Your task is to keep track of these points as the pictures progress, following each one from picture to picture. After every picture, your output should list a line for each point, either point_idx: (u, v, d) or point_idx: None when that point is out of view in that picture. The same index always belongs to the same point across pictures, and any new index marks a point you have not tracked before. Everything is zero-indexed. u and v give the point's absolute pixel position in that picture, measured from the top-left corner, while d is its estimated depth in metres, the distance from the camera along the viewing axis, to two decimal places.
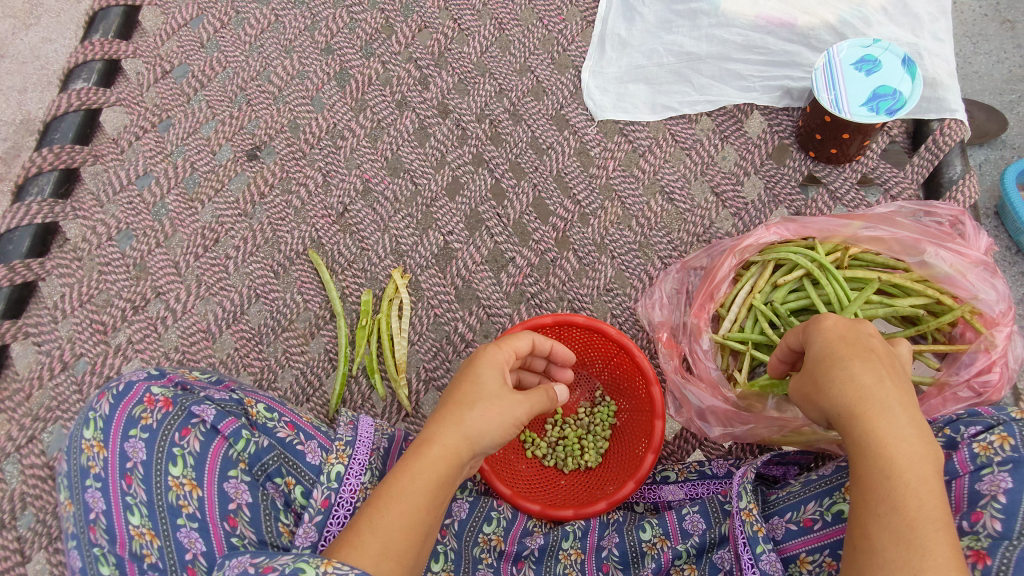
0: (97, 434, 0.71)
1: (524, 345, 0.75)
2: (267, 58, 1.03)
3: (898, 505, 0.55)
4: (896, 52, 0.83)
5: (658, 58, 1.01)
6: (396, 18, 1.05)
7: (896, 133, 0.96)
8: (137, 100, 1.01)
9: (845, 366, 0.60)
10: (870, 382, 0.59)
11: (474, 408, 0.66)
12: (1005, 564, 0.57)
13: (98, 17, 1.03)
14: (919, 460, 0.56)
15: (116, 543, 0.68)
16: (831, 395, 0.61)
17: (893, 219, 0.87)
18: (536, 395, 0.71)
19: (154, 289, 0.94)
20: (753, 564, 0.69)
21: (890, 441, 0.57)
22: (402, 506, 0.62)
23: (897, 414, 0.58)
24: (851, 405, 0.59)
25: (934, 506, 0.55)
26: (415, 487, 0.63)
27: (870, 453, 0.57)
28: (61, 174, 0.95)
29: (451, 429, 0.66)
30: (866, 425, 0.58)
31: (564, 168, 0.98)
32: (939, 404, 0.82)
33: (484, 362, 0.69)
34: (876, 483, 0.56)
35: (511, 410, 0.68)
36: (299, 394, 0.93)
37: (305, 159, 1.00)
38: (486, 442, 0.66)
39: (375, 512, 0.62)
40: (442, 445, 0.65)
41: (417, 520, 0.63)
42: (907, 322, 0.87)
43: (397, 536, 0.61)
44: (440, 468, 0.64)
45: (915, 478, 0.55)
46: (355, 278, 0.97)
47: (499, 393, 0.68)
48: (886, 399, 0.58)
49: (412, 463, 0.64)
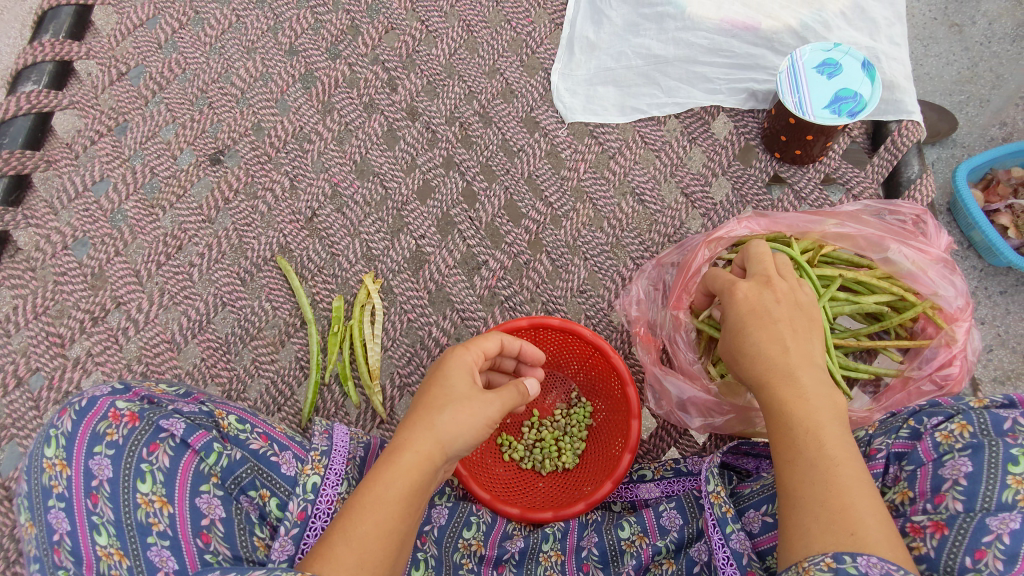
0: (59, 452, 0.68)
1: (493, 346, 0.74)
2: (228, 59, 1.01)
3: (804, 454, 0.60)
4: (855, 56, 0.86)
5: (626, 61, 1.02)
6: (361, 19, 1.04)
7: (857, 134, 0.99)
8: (91, 103, 0.97)
9: (748, 337, 0.67)
10: (772, 349, 0.66)
11: (444, 412, 0.66)
12: (961, 535, 0.58)
13: (48, 17, 0.99)
14: (818, 411, 0.62)
15: (83, 565, 0.65)
16: (745, 365, 0.67)
17: (859, 217, 0.90)
18: (509, 392, 0.70)
19: (114, 299, 0.91)
20: (724, 544, 0.70)
21: (792, 399, 0.62)
22: (375, 516, 0.61)
23: (798, 373, 0.64)
24: (759, 375, 0.65)
25: (838, 449, 0.59)
26: (389, 495, 0.62)
27: (777, 414, 0.63)
28: (10, 181, 0.90)
29: (423, 434, 0.65)
30: (770, 388, 0.64)
31: (535, 170, 0.99)
32: (903, 398, 0.85)
33: (453, 364, 0.69)
34: (785, 438, 0.62)
35: (481, 411, 0.67)
36: (270, 404, 0.91)
37: (271, 163, 0.98)
38: (458, 446, 0.66)
39: (348, 523, 0.61)
40: (414, 451, 0.64)
41: (392, 527, 0.61)
42: (870, 318, 0.90)
43: (372, 545, 0.60)
44: (414, 476, 0.63)
45: (814, 427, 0.61)
46: (326, 284, 0.95)
47: (468, 394, 0.67)
48: (786, 361, 0.64)
49: (384, 470, 0.63)
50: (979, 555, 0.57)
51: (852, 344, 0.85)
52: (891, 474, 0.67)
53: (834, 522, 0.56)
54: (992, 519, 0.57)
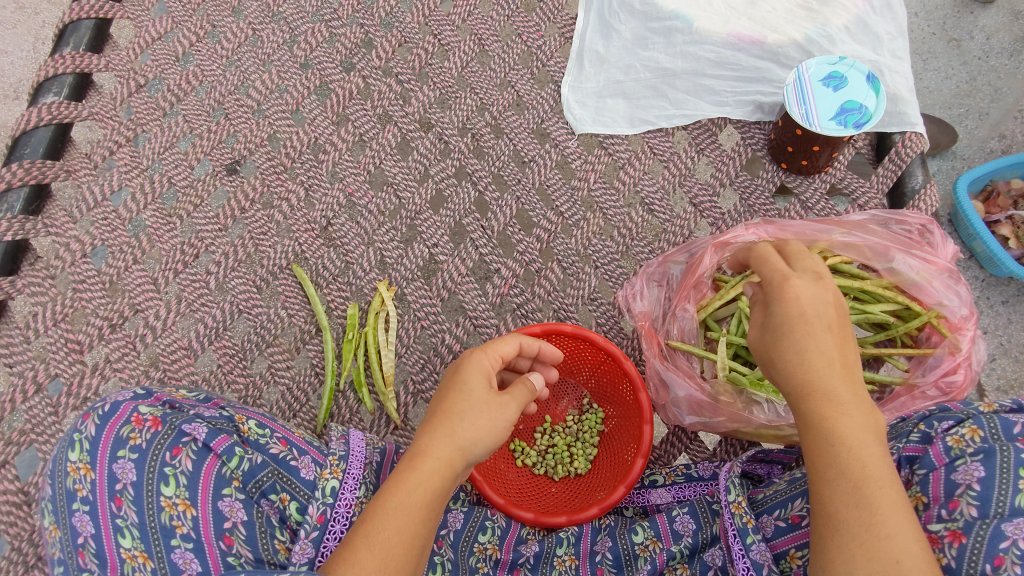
0: (83, 456, 0.69)
1: (510, 349, 0.75)
2: (245, 72, 1.03)
3: (845, 474, 0.60)
4: (860, 69, 0.88)
5: (634, 74, 1.04)
6: (376, 33, 1.06)
7: (862, 145, 1.01)
8: (111, 114, 0.99)
9: (795, 342, 0.64)
10: (817, 360, 0.63)
11: (464, 418, 0.67)
12: (979, 544, 0.60)
13: (68, 30, 1.01)
14: (861, 428, 0.61)
15: (107, 568, 0.67)
16: (786, 369, 0.65)
17: (866, 226, 0.92)
18: (521, 393, 0.72)
19: (132, 306, 0.92)
20: (745, 555, 0.71)
21: (835, 415, 0.62)
22: (398, 523, 0.62)
23: (841, 387, 0.63)
24: (800, 385, 0.64)
25: (879, 468, 0.60)
26: (411, 502, 0.63)
27: (817, 428, 0.62)
28: (31, 190, 0.92)
29: (443, 440, 0.66)
30: (813, 401, 0.63)
31: (547, 180, 1.01)
32: (909, 402, 0.86)
33: (469, 367, 0.70)
34: (825, 454, 0.61)
35: (500, 415, 0.68)
36: (286, 410, 0.92)
37: (287, 173, 1.00)
38: (478, 451, 0.67)
39: (371, 528, 0.61)
40: (435, 457, 0.65)
41: (414, 534, 0.63)
42: (877, 327, 0.92)
43: (394, 551, 0.61)
44: (436, 482, 0.64)
45: (857, 445, 0.60)
46: (340, 291, 0.97)
47: (487, 397, 0.69)
48: (831, 374, 0.63)
49: (406, 477, 0.64)
50: (998, 562, 0.59)
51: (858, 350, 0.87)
52: (903, 478, 0.68)
53: (877, 547, 0.57)
54: (1007, 524, 0.59)
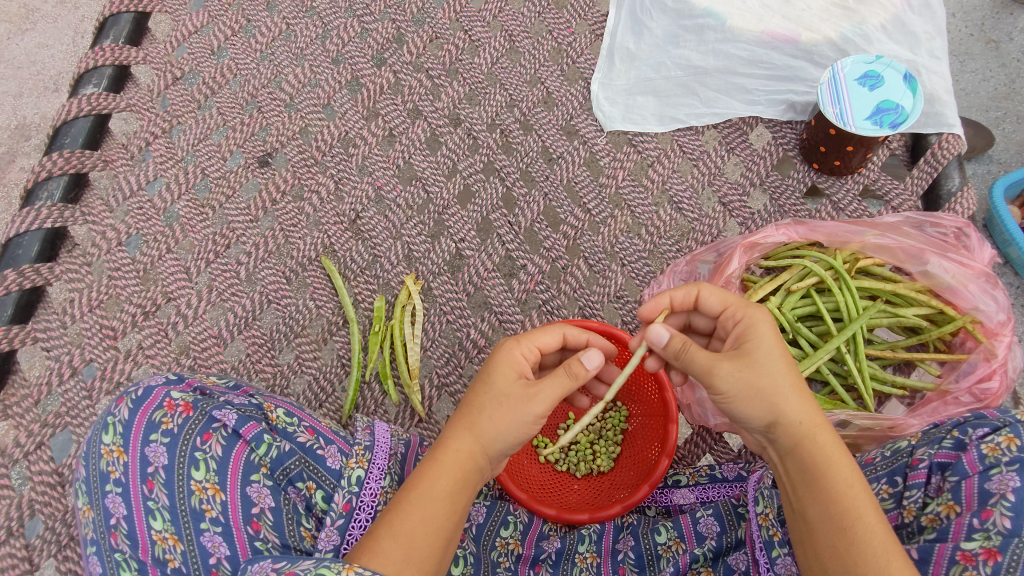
0: (116, 439, 0.71)
1: (551, 340, 0.74)
2: (278, 66, 1.04)
3: (848, 516, 0.61)
4: (897, 68, 0.87)
5: (665, 71, 1.04)
6: (407, 29, 1.07)
7: (896, 146, 1.00)
8: (147, 105, 1.01)
9: (777, 379, 0.65)
10: (804, 403, 0.65)
11: (484, 411, 0.66)
12: (1016, 562, 0.58)
13: (109, 23, 1.03)
14: (847, 468, 0.63)
15: (138, 548, 0.69)
16: (777, 409, 0.65)
17: (900, 228, 0.91)
18: (554, 383, 0.66)
19: (165, 294, 0.94)
20: (769, 568, 0.70)
21: (825, 461, 0.64)
22: (420, 514, 0.63)
23: (821, 432, 0.65)
24: (795, 434, 0.65)
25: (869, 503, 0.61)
26: (433, 494, 0.64)
27: (812, 475, 0.64)
28: (71, 178, 0.94)
29: (463, 433, 0.66)
30: (812, 448, 0.64)
31: (574, 178, 1.01)
32: (941, 407, 0.85)
33: (498, 359, 0.69)
34: (831, 502, 0.62)
35: (522, 409, 0.65)
36: (312, 399, 0.93)
37: (317, 165, 1.01)
38: (501, 445, 0.66)
39: (394, 518, 0.63)
40: (456, 450, 0.66)
41: (438, 525, 0.63)
42: (909, 331, 0.91)
43: (417, 542, 0.62)
44: (455, 474, 0.65)
45: (851, 484, 0.62)
46: (368, 284, 0.98)
47: (509, 389, 0.67)
48: (813, 419, 0.65)
49: (428, 469, 0.65)
50: None
51: (889, 354, 0.87)
52: (933, 485, 0.67)
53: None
54: None
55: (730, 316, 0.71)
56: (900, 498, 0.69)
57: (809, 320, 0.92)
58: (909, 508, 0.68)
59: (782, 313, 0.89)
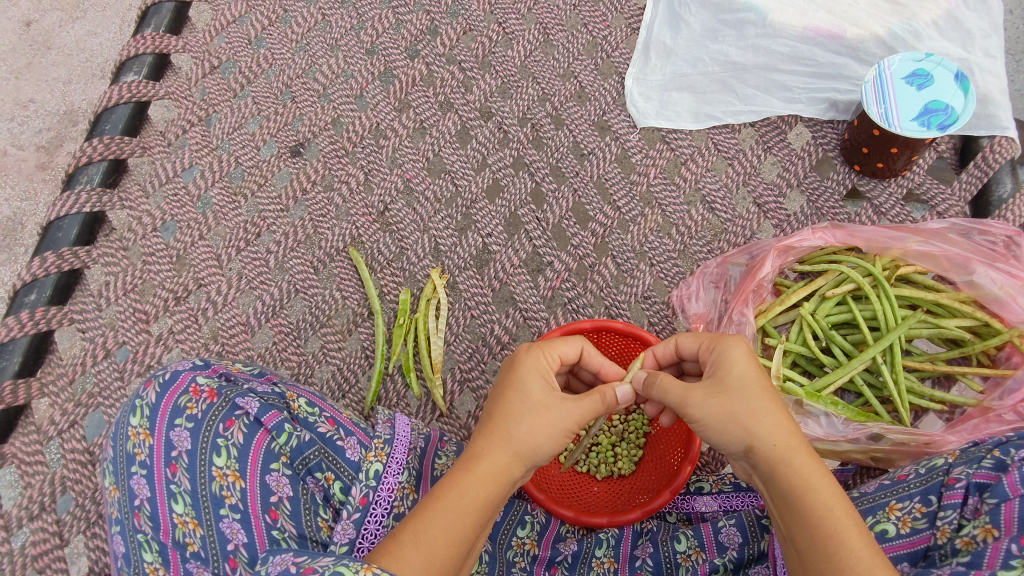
0: (143, 421, 0.73)
1: (572, 351, 0.73)
2: (313, 56, 1.04)
3: (834, 541, 0.58)
4: (948, 67, 0.83)
5: (702, 67, 1.01)
6: (441, 21, 1.06)
7: (944, 149, 0.96)
8: (185, 93, 1.01)
9: (751, 403, 0.63)
10: (778, 426, 0.63)
11: (521, 420, 0.66)
12: None
13: (150, 12, 1.03)
14: (828, 491, 0.60)
15: (160, 530, 0.71)
16: (750, 434, 0.63)
17: (946, 235, 0.87)
18: (589, 401, 0.68)
19: (196, 280, 0.95)
20: None
21: (805, 485, 0.61)
22: (445, 524, 0.61)
23: (800, 454, 0.62)
24: (773, 458, 0.62)
25: (853, 525, 0.59)
26: (463, 504, 0.62)
27: (795, 501, 0.60)
28: (109, 164, 0.95)
29: (500, 445, 0.65)
30: (791, 471, 0.61)
31: (605, 174, 0.99)
32: (982, 424, 0.81)
33: (528, 367, 0.68)
34: (815, 528, 0.59)
35: (558, 420, 0.66)
36: (335, 389, 0.94)
37: (348, 157, 1.01)
38: (536, 455, 0.66)
39: (420, 525, 0.61)
40: (490, 461, 0.65)
41: (462, 538, 0.61)
42: (950, 343, 0.88)
43: (439, 552, 0.60)
44: (488, 486, 0.64)
45: (834, 507, 0.59)
46: (394, 276, 0.98)
47: (546, 400, 0.67)
48: (790, 442, 0.62)
49: (460, 478, 0.64)
50: None
51: (929, 367, 0.83)
52: (970, 506, 0.64)
53: None
54: None
55: (705, 350, 0.69)
56: (934, 518, 0.66)
57: (843, 328, 0.89)
58: (943, 529, 0.65)
59: (815, 320, 0.86)
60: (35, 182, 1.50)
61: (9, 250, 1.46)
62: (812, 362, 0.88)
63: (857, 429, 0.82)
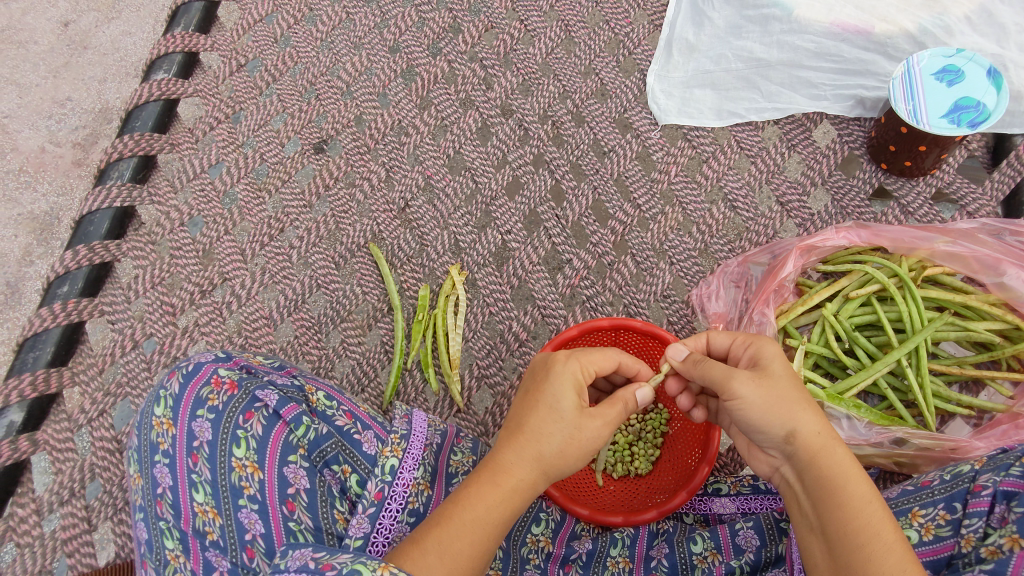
0: (167, 412, 0.75)
1: (610, 365, 0.71)
2: (337, 54, 1.05)
3: (867, 534, 0.57)
4: (980, 63, 0.81)
5: (725, 64, 1.00)
6: (463, 18, 1.06)
7: (976, 147, 0.94)
8: (213, 91, 1.02)
9: (794, 394, 0.62)
10: (817, 417, 0.62)
11: (553, 441, 0.64)
12: None
13: (180, 12, 1.04)
14: (863, 485, 0.60)
15: (181, 518, 0.73)
16: (796, 421, 0.61)
17: (975, 236, 0.86)
18: (616, 413, 0.68)
19: (221, 274, 0.96)
20: None
21: (841, 477, 0.60)
22: (471, 535, 0.61)
23: (837, 446, 0.61)
24: (811, 448, 0.61)
25: (886, 521, 0.58)
26: (487, 517, 0.62)
27: (832, 493, 0.59)
28: (139, 160, 0.97)
29: (529, 463, 0.64)
30: (829, 463, 0.60)
31: (625, 172, 0.98)
32: (1011, 430, 0.79)
33: (562, 385, 0.66)
34: (847, 523, 0.58)
35: (590, 441, 0.65)
36: (355, 383, 0.95)
37: (370, 153, 1.02)
38: (564, 472, 0.66)
39: (444, 534, 0.61)
40: (518, 477, 0.64)
41: (484, 547, 0.62)
42: (979, 347, 0.85)
43: (463, 561, 0.60)
44: (512, 501, 0.63)
45: (868, 501, 0.59)
46: (414, 272, 0.99)
47: (577, 415, 0.65)
48: (827, 433, 0.61)
49: (484, 492, 0.63)
50: None
51: (955, 370, 0.82)
52: (997, 514, 0.62)
53: None
54: None
55: (739, 347, 0.69)
56: (958, 526, 0.64)
57: (867, 329, 0.87)
58: (968, 537, 0.62)
59: (838, 321, 0.85)
60: (71, 178, 1.54)
61: (46, 244, 1.50)
62: (835, 364, 0.87)
63: (880, 433, 0.81)
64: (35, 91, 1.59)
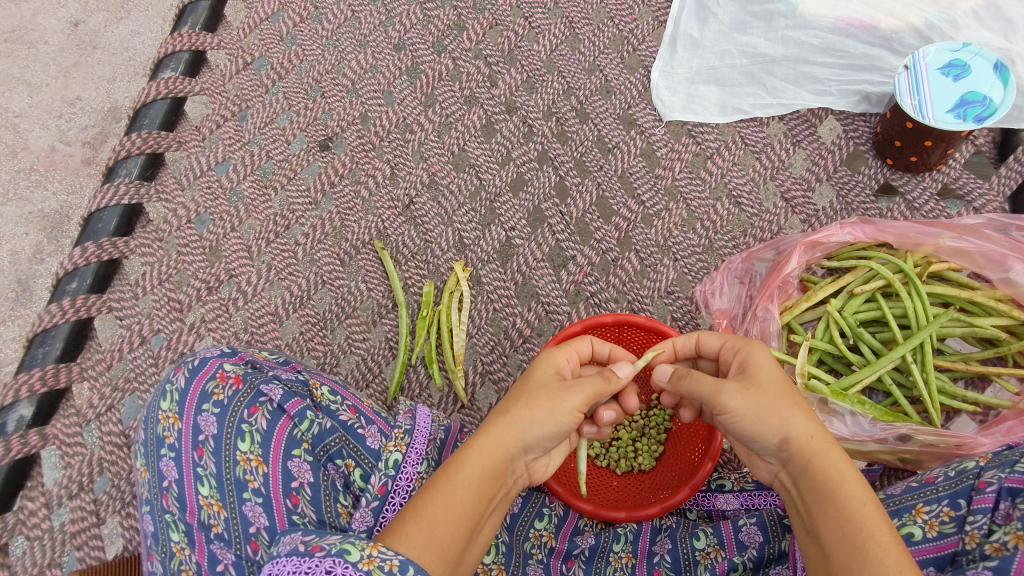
0: (173, 406, 0.75)
1: (587, 348, 0.74)
2: (342, 51, 1.06)
3: (863, 535, 0.56)
4: (986, 57, 0.81)
5: (730, 59, 0.99)
6: (468, 15, 1.06)
7: (983, 142, 0.93)
8: (220, 89, 1.03)
9: (780, 398, 0.62)
10: (807, 420, 0.62)
11: (520, 400, 0.64)
12: None
13: (187, 10, 1.05)
14: (857, 487, 0.58)
15: (186, 512, 0.73)
16: (781, 423, 0.61)
17: (982, 231, 0.85)
18: (592, 381, 0.66)
19: (227, 271, 0.97)
20: None
21: (834, 480, 0.59)
22: (444, 498, 0.59)
23: (830, 451, 0.60)
24: (802, 453, 0.61)
25: (882, 522, 0.56)
26: (461, 478, 0.60)
27: (824, 497, 0.58)
28: (147, 158, 0.97)
29: (498, 421, 0.63)
30: (821, 467, 0.60)
31: (630, 168, 0.98)
32: (1017, 426, 0.79)
33: (537, 361, 0.69)
34: (843, 525, 0.57)
35: (559, 397, 0.63)
36: (360, 379, 0.95)
37: (375, 151, 1.03)
38: (535, 434, 0.63)
39: (421, 500, 0.59)
40: (487, 435, 0.62)
41: (463, 513, 0.59)
42: (985, 343, 0.85)
43: (440, 527, 0.57)
44: (485, 460, 0.61)
45: (861, 503, 0.57)
46: (418, 269, 0.99)
47: (546, 382, 0.66)
48: (817, 436, 0.61)
49: (460, 454, 0.62)
50: None
51: (961, 366, 0.81)
52: (1002, 511, 0.61)
53: None
54: None
55: (729, 351, 0.70)
56: (962, 523, 0.63)
57: (872, 326, 0.87)
58: (972, 534, 0.62)
59: (842, 317, 0.84)
60: (80, 177, 1.56)
61: (55, 242, 1.52)
62: (839, 360, 0.86)
63: (885, 429, 0.81)
64: (47, 91, 1.61)
